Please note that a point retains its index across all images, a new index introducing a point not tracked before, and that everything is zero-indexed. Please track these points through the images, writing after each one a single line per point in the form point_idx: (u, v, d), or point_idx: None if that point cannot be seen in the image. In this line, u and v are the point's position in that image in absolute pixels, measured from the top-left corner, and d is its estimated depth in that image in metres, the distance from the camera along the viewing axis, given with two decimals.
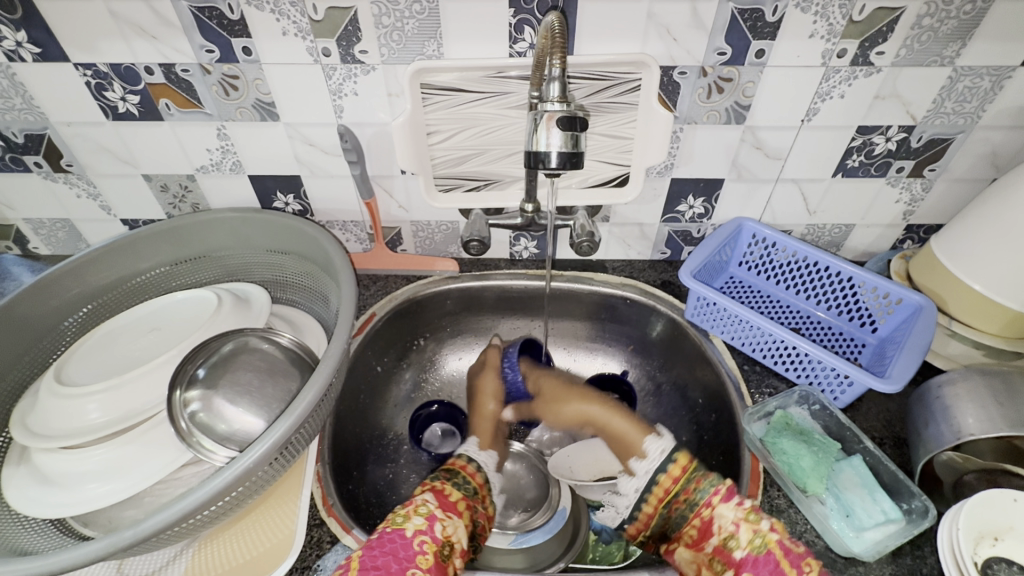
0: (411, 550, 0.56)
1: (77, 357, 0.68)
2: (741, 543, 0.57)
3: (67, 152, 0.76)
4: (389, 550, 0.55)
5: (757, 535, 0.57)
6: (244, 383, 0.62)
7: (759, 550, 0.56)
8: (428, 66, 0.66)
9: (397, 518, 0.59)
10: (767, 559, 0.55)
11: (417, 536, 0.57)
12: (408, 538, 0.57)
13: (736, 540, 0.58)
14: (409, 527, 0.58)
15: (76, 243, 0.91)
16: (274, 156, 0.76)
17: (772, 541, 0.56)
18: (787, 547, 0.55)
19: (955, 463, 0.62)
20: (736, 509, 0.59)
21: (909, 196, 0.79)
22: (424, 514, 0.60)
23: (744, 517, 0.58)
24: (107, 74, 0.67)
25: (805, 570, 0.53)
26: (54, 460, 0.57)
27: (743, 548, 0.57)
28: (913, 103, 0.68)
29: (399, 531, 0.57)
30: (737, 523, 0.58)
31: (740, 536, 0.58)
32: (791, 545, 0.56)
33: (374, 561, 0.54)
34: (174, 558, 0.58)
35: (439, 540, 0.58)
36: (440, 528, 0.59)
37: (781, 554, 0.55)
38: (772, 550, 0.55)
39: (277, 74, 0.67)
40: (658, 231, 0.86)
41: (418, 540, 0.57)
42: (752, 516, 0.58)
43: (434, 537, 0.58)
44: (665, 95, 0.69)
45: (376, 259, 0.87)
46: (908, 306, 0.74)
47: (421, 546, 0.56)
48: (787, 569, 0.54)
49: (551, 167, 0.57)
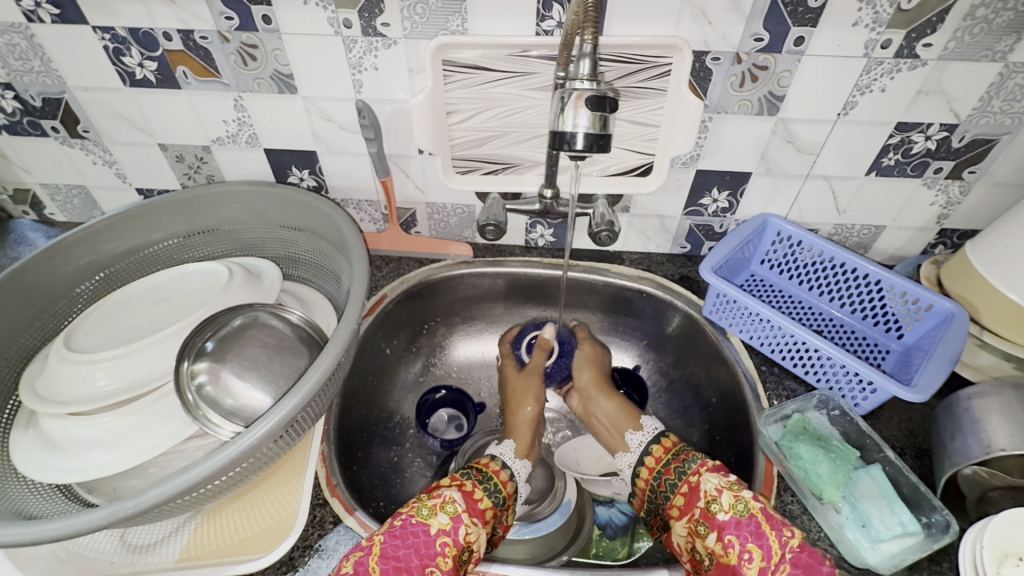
0: (433, 549, 0.54)
1: (87, 324, 0.68)
2: (724, 507, 0.56)
3: (84, 118, 0.75)
4: (411, 543, 0.54)
5: (740, 501, 0.56)
6: (252, 358, 0.61)
7: (741, 514, 0.55)
8: (452, 41, 0.64)
9: (423, 509, 0.57)
10: (749, 522, 0.54)
11: (441, 536, 0.55)
12: (431, 536, 0.55)
13: (718, 504, 0.57)
14: (434, 523, 0.56)
15: (91, 211, 0.90)
16: (291, 129, 0.75)
17: (755, 507, 0.55)
18: (769, 513, 0.55)
19: (979, 479, 0.58)
20: (721, 478, 0.59)
21: (945, 198, 0.76)
22: (450, 513, 0.57)
23: (727, 485, 0.58)
24: (126, 38, 0.66)
25: (785, 535, 0.53)
26: (62, 425, 0.57)
27: (726, 512, 0.56)
28: (958, 100, 0.65)
29: (423, 526, 0.55)
30: (721, 488, 0.58)
31: (722, 500, 0.57)
32: (772, 512, 0.55)
33: (395, 551, 0.53)
34: (177, 529, 0.58)
35: (459, 545, 0.56)
36: (463, 533, 0.57)
37: (763, 518, 0.54)
38: (755, 514, 0.55)
39: (296, 45, 0.65)
40: (679, 224, 0.84)
41: (441, 541, 0.55)
42: (736, 485, 0.58)
43: (456, 540, 0.56)
44: (695, 82, 0.66)
45: (389, 240, 0.86)
46: (937, 314, 0.71)
47: (442, 548, 0.55)
48: (769, 532, 0.53)
49: (576, 149, 0.54)
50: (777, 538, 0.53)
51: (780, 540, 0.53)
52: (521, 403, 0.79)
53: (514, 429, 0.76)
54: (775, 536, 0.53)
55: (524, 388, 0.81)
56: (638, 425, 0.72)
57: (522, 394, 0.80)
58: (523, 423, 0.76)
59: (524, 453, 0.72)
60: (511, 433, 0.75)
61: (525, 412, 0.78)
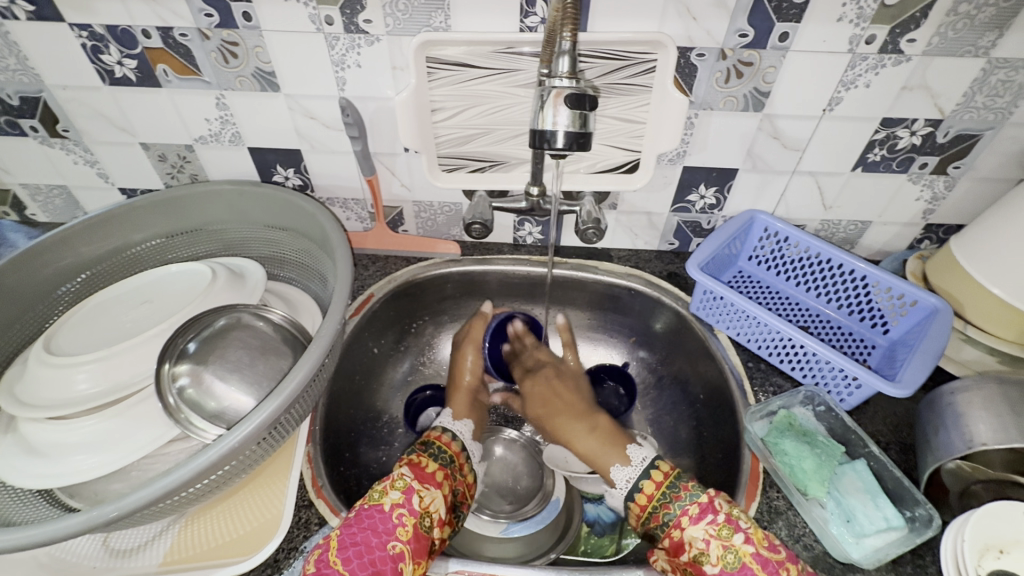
0: (390, 523, 0.55)
1: (68, 327, 0.67)
2: (713, 559, 0.56)
3: (63, 117, 0.74)
4: (367, 525, 0.55)
5: (729, 551, 0.55)
6: (234, 360, 0.60)
7: (733, 566, 0.55)
8: (435, 38, 0.63)
9: (373, 494, 0.58)
10: (742, 575, 0.54)
11: (395, 509, 0.57)
12: (386, 512, 0.56)
13: (707, 557, 0.56)
14: (386, 501, 0.57)
15: (73, 211, 0.89)
16: (275, 127, 0.74)
17: (746, 554, 0.54)
18: (762, 559, 0.54)
19: (964, 472, 0.59)
20: (707, 527, 0.57)
21: (930, 193, 0.76)
22: (401, 487, 0.59)
23: (716, 533, 0.56)
24: (104, 36, 0.65)
25: None
26: (42, 430, 0.56)
27: (715, 565, 0.55)
28: (941, 96, 0.65)
29: (376, 506, 0.57)
30: (709, 539, 0.56)
31: (711, 552, 0.56)
32: (767, 554, 0.54)
33: (352, 538, 0.53)
34: (161, 533, 0.58)
35: (417, 512, 0.58)
36: (418, 501, 0.58)
37: (757, 567, 0.53)
38: (748, 563, 0.54)
39: (278, 42, 0.65)
40: (667, 220, 0.84)
41: (397, 513, 0.56)
42: (724, 531, 0.56)
43: (412, 509, 0.57)
44: (681, 78, 0.66)
45: (376, 239, 0.85)
46: (922, 309, 0.71)
47: (399, 519, 0.56)
48: None
49: (557, 148, 0.54)
50: None
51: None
52: (461, 372, 0.82)
53: (452, 398, 0.78)
54: None
55: (466, 357, 0.83)
56: (624, 457, 0.69)
57: (463, 363, 0.83)
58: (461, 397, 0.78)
59: (462, 414, 0.75)
60: (450, 399, 0.78)
61: (466, 380, 0.82)
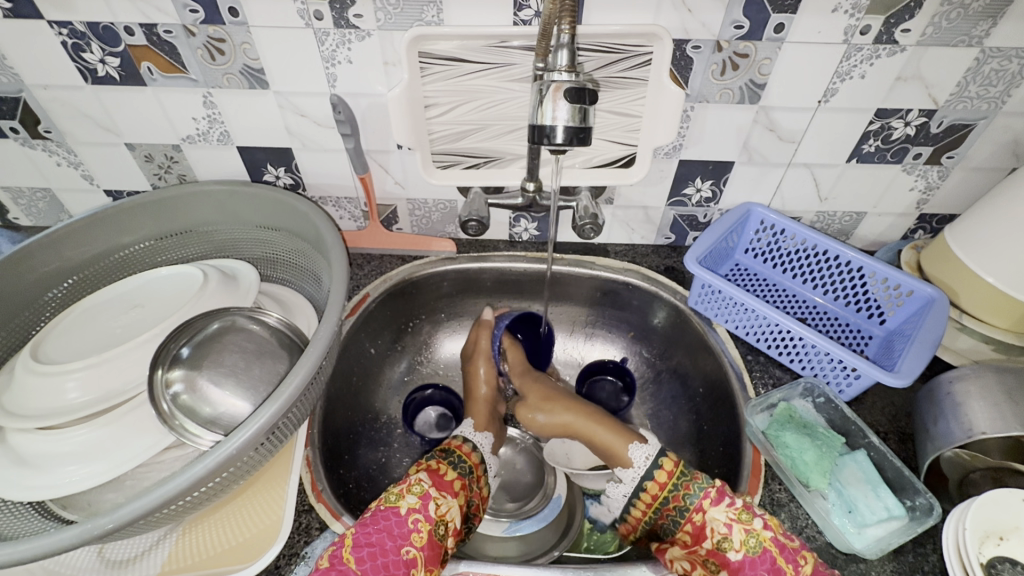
0: (405, 528, 0.55)
1: (56, 334, 0.66)
2: (736, 545, 0.56)
3: (45, 118, 0.72)
4: (383, 527, 0.54)
5: (752, 535, 0.55)
6: (229, 365, 0.59)
7: (754, 551, 0.55)
8: (427, 33, 0.62)
9: (391, 496, 0.58)
10: (763, 559, 0.54)
11: (412, 514, 0.56)
12: (402, 516, 0.56)
13: (730, 542, 0.56)
14: (402, 505, 0.57)
15: (58, 214, 0.87)
16: (265, 126, 0.73)
17: (766, 539, 0.55)
18: (782, 544, 0.54)
19: (962, 460, 0.60)
20: (727, 511, 0.57)
21: (924, 183, 0.76)
22: (417, 493, 0.58)
23: (736, 517, 0.57)
24: (85, 33, 0.63)
25: (800, 564, 0.53)
26: (31, 440, 0.55)
27: (738, 551, 0.56)
28: (935, 86, 0.65)
29: (393, 509, 0.56)
30: (731, 523, 0.57)
31: (734, 538, 0.56)
32: (785, 540, 0.55)
33: (367, 538, 0.53)
34: (158, 542, 0.57)
35: (433, 519, 0.57)
36: (435, 507, 0.58)
37: (777, 551, 0.54)
38: (768, 548, 0.55)
39: (265, 38, 0.63)
40: (663, 215, 0.83)
41: (412, 518, 0.56)
42: (745, 516, 0.56)
43: (427, 516, 0.57)
44: (676, 70, 0.65)
45: (370, 237, 0.84)
46: (918, 299, 0.72)
47: (415, 524, 0.56)
48: (784, 567, 0.54)
49: (556, 143, 0.54)
50: (793, 570, 0.53)
51: (796, 572, 0.53)
52: (476, 382, 0.81)
53: (473, 408, 0.78)
54: (791, 569, 0.53)
55: (478, 367, 0.82)
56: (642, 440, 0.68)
57: (475, 372, 0.82)
58: (481, 406, 0.78)
59: (482, 428, 0.74)
60: (470, 414, 0.77)
61: (481, 390, 0.80)
